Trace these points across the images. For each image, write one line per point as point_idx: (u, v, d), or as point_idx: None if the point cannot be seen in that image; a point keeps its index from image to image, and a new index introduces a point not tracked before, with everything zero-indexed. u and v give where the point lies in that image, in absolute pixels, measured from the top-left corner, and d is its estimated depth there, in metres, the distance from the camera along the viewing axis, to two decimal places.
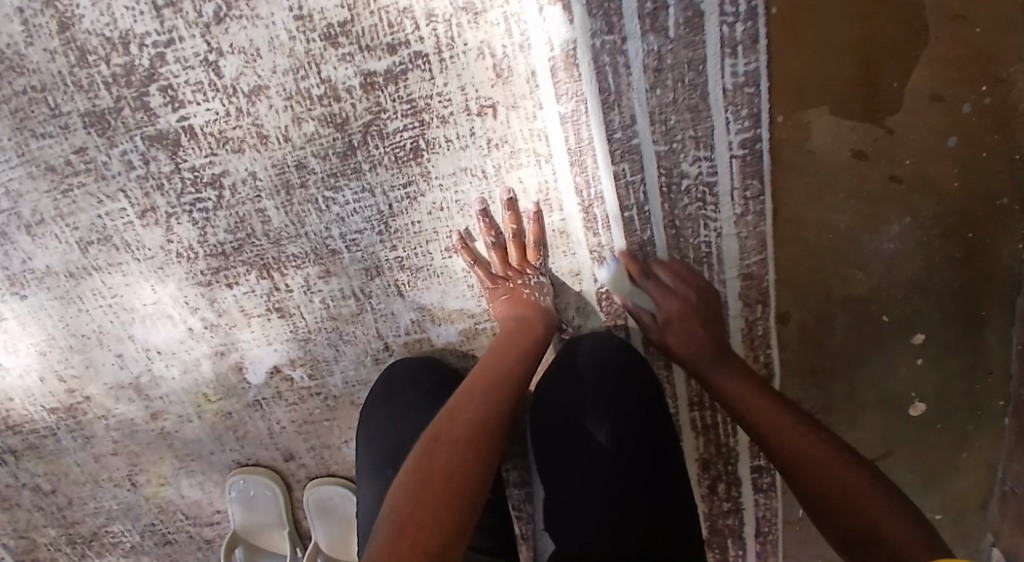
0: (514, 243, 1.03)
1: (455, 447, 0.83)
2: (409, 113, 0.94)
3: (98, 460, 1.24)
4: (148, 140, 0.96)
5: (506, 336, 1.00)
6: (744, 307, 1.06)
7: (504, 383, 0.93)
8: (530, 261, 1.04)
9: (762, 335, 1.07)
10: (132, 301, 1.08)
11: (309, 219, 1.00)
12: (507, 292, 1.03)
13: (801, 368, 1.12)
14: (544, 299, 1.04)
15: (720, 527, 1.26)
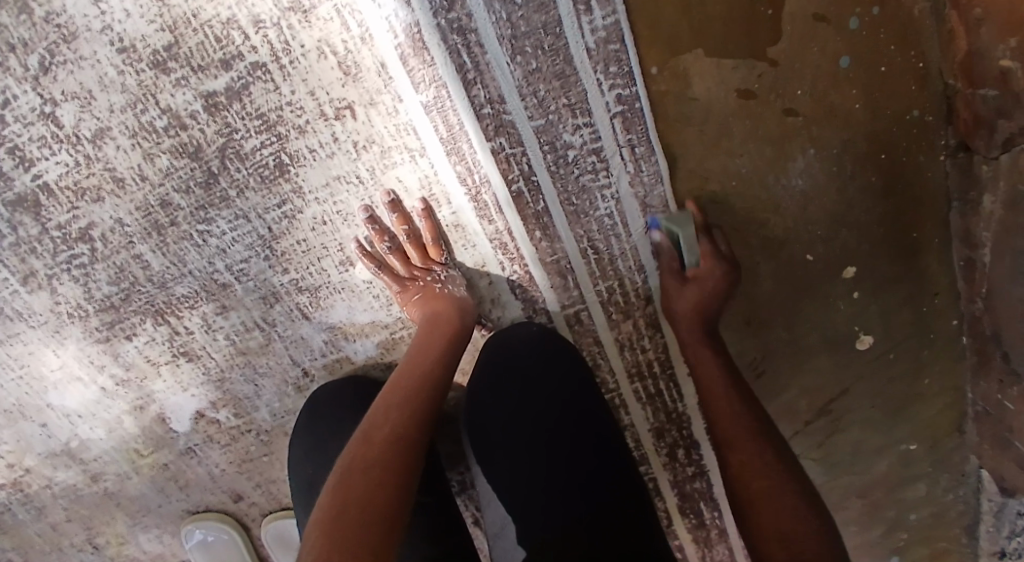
0: (414, 242, 0.98)
1: (375, 467, 0.80)
2: (262, 129, 0.89)
3: (56, 527, 1.20)
4: (10, 206, 0.92)
5: (419, 342, 0.96)
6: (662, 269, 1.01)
7: (421, 394, 0.89)
8: (434, 258, 0.99)
9: None
10: (41, 369, 1.05)
11: (190, 257, 0.96)
12: (421, 292, 0.98)
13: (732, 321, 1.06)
14: (458, 291, 1.00)
15: (689, 493, 1.18)
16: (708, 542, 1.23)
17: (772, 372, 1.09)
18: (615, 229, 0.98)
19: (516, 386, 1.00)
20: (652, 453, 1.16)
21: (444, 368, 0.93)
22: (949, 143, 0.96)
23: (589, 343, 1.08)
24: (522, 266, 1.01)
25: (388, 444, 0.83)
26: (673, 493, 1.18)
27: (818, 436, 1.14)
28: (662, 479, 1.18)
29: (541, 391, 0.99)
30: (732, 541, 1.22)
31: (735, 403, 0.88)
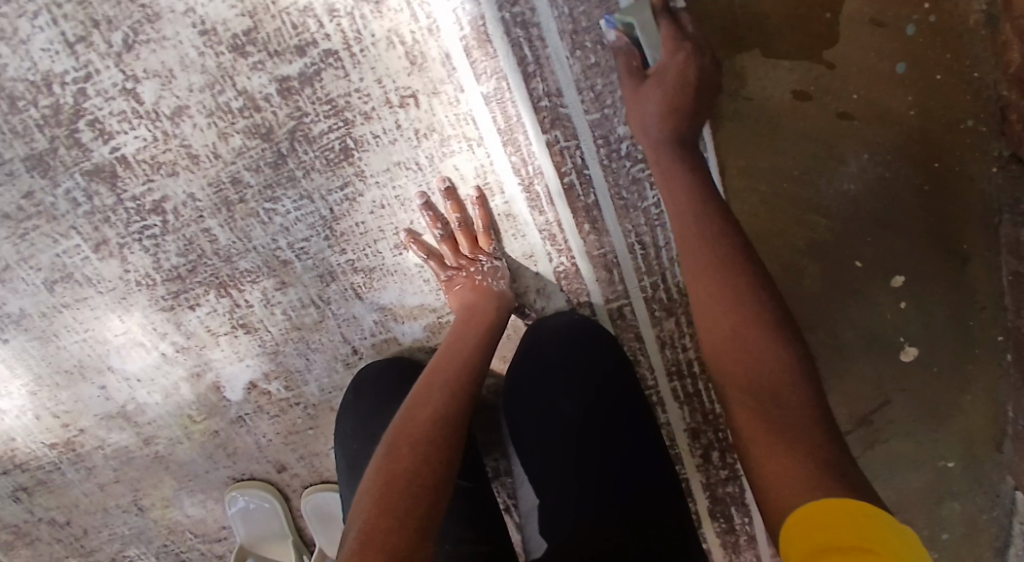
0: (464, 230, 1.01)
1: (417, 445, 0.81)
2: (331, 114, 0.94)
3: (104, 487, 1.26)
4: (88, 176, 0.98)
5: (457, 332, 0.98)
6: None
7: (459, 378, 0.91)
8: (483, 248, 1.02)
9: None
10: (104, 334, 1.10)
11: (255, 233, 1.01)
12: (463, 284, 1.02)
13: None
14: (500, 285, 1.02)
15: (721, 496, 1.20)
16: (736, 547, 1.24)
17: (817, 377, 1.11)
18: (662, 223, 1.01)
19: (553, 375, 1.03)
20: (686, 453, 1.18)
21: (480, 355, 0.95)
22: (1003, 153, 0.97)
23: (630, 338, 1.10)
24: (570, 258, 1.04)
25: (432, 425, 0.84)
26: (706, 495, 1.20)
27: (858, 445, 1.15)
28: (694, 480, 1.20)
29: (576, 381, 1.01)
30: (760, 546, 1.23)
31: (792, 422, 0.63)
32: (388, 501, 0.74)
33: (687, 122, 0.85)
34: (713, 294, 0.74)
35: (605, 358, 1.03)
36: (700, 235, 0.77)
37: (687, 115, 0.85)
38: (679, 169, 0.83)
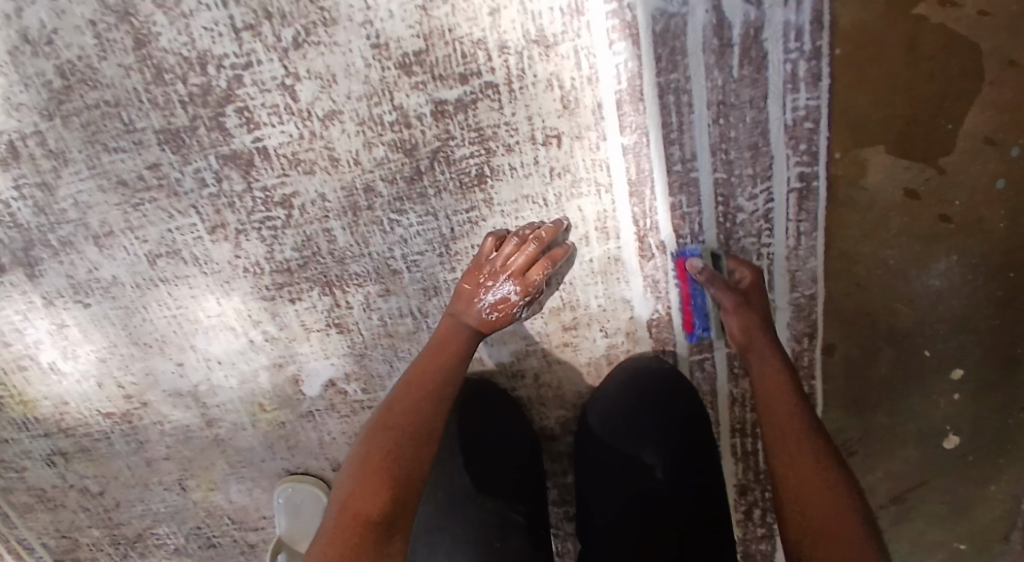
0: (526, 254, 0.96)
1: (392, 457, 0.81)
2: (476, 141, 0.98)
3: (151, 463, 1.25)
4: (222, 159, 0.99)
5: (441, 335, 0.94)
6: (792, 339, 1.12)
7: (444, 380, 0.89)
8: (530, 277, 0.96)
9: (807, 365, 1.13)
10: (196, 313, 1.10)
11: (374, 240, 1.04)
12: (481, 293, 0.96)
13: (844, 396, 1.15)
14: (491, 315, 0.96)
15: (752, 552, 1.26)
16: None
17: (866, 451, 1.18)
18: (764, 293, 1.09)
19: (634, 419, 1.05)
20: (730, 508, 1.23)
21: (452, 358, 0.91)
22: None
23: (707, 390, 1.15)
24: (666, 307, 1.09)
25: (419, 405, 0.86)
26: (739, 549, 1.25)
27: (886, 520, 1.22)
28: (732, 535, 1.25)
29: (657, 432, 1.04)
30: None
31: (818, 490, 0.76)
32: (365, 484, 0.78)
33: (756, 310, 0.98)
34: (785, 445, 0.82)
35: (686, 415, 1.05)
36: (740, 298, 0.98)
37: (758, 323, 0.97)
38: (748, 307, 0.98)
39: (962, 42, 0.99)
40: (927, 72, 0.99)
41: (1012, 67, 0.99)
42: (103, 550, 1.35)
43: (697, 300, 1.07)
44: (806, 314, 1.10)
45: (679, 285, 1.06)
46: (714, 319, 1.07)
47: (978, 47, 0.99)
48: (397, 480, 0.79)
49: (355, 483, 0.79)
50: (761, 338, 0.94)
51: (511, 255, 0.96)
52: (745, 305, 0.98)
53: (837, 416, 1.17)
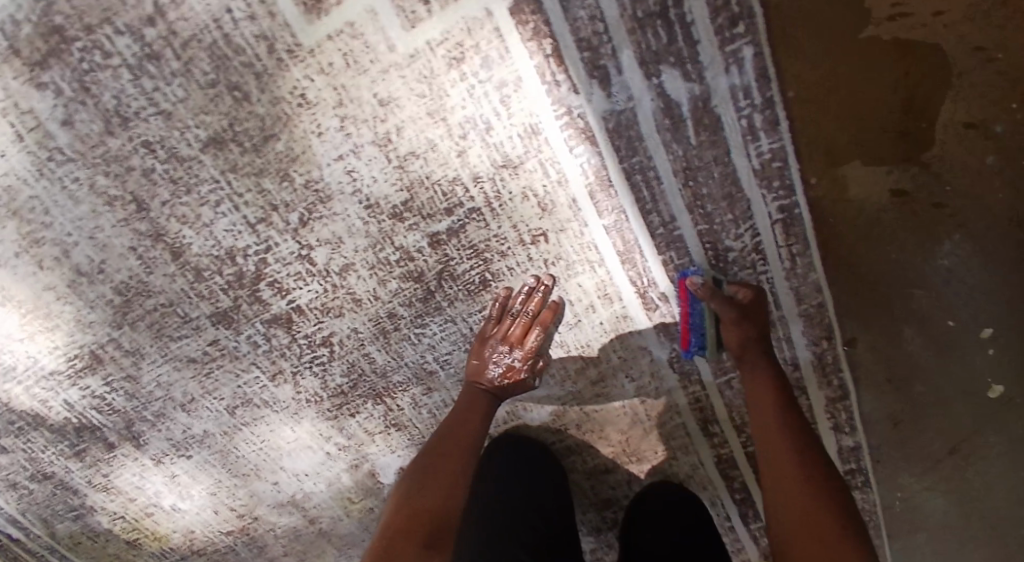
0: (523, 322, 1.11)
1: (435, 486, 0.97)
2: (472, 256, 1.09)
3: (274, 560, 1.44)
4: (266, 323, 1.13)
5: (467, 394, 1.11)
6: (810, 343, 1.16)
7: (474, 425, 1.06)
8: (530, 341, 1.11)
9: (831, 362, 1.17)
10: (278, 442, 1.27)
11: (407, 352, 1.17)
12: (490, 365, 1.11)
13: (878, 381, 1.18)
14: (501, 381, 1.11)
15: None
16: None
17: (915, 423, 1.21)
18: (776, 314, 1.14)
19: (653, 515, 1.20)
20: None
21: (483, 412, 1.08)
22: None
23: (739, 404, 1.21)
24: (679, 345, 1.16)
25: (456, 449, 1.02)
26: None
27: (952, 475, 1.24)
28: None
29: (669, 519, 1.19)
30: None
31: (805, 488, 0.89)
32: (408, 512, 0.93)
33: (753, 324, 1.04)
34: (777, 447, 0.93)
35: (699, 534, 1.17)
36: (738, 315, 1.04)
37: (751, 327, 1.04)
38: (747, 321, 1.04)
39: (917, 43, 0.98)
40: (886, 82, 1.00)
41: (978, 52, 0.98)
42: None
43: (695, 318, 1.10)
44: (818, 321, 1.14)
45: (680, 303, 1.11)
46: (713, 337, 1.09)
47: (938, 48, 0.98)
48: (439, 502, 0.95)
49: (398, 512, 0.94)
50: (754, 351, 1.04)
51: (508, 324, 1.11)
52: (744, 318, 1.04)
53: (875, 397, 1.20)
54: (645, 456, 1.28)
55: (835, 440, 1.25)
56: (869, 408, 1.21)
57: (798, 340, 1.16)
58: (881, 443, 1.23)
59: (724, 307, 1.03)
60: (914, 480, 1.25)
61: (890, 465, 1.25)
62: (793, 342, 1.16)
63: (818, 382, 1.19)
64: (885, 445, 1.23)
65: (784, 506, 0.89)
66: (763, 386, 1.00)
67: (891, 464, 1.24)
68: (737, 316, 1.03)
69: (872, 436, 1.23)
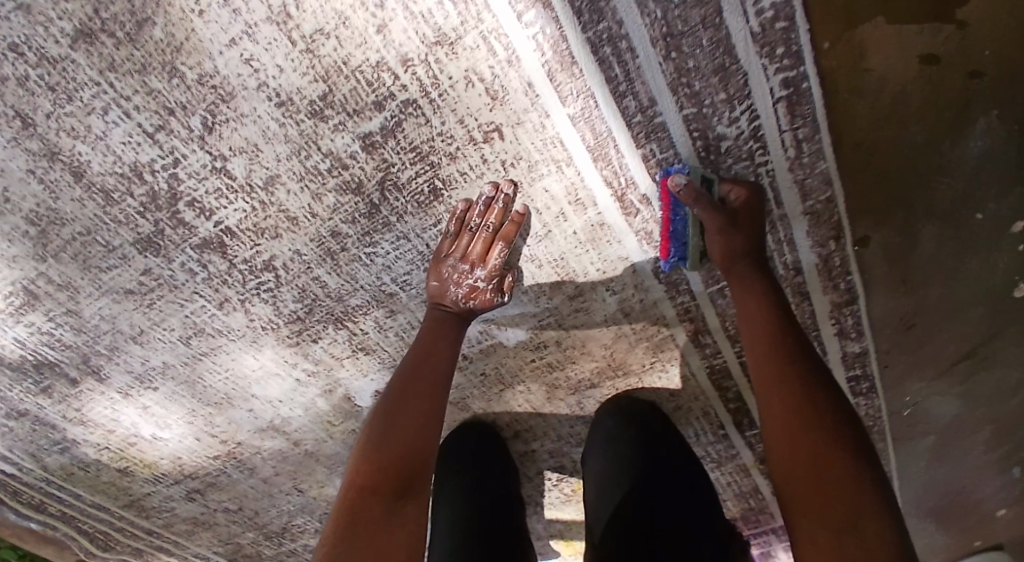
0: (484, 238, 0.96)
1: (405, 438, 0.89)
2: (416, 160, 0.92)
3: (267, 480, 1.42)
4: (198, 248, 1.02)
5: (433, 326, 1.00)
6: (814, 245, 1.01)
7: (440, 357, 0.96)
8: (492, 260, 0.97)
9: (840, 266, 1.03)
10: (243, 370, 1.19)
11: (360, 274, 1.05)
12: (454, 288, 0.99)
13: (891, 285, 1.05)
14: (472, 304, 1.00)
15: None
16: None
17: (926, 324, 1.10)
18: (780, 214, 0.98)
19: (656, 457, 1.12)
20: None
21: (452, 342, 0.99)
22: None
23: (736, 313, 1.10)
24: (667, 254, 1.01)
25: (431, 382, 0.94)
26: None
27: (957, 370, 1.17)
28: None
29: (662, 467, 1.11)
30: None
31: (810, 419, 0.80)
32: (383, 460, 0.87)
33: (745, 234, 0.93)
34: (777, 372, 0.84)
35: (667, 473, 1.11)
36: (730, 222, 0.91)
37: (742, 237, 0.92)
38: (739, 231, 0.92)
39: None
40: None
41: None
42: (263, 543, 1.60)
43: (678, 225, 0.97)
44: (827, 219, 0.97)
45: (662, 208, 0.96)
46: (696, 247, 0.97)
47: None
48: (408, 456, 0.88)
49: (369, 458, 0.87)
50: (742, 267, 0.93)
51: (469, 241, 0.96)
52: (733, 228, 0.92)
53: (886, 297, 1.07)
54: (633, 370, 1.20)
55: (840, 346, 1.15)
56: (878, 310, 1.09)
57: (801, 242, 1.01)
58: (889, 344, 1.14)
59: (712, 215, 0.90)
60: (919, 377, 1.19)
61: (896, 362, 1.17)
62: (794, 244, 1.01)
63: (823, 286, 1.06)
64: (893, 346, 1.14)
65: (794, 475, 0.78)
66: (761, 294, 0.91)
67: (897, 363, 1.17)
68: (725, 224, 0.91)
69: (879, 337, 1.13)
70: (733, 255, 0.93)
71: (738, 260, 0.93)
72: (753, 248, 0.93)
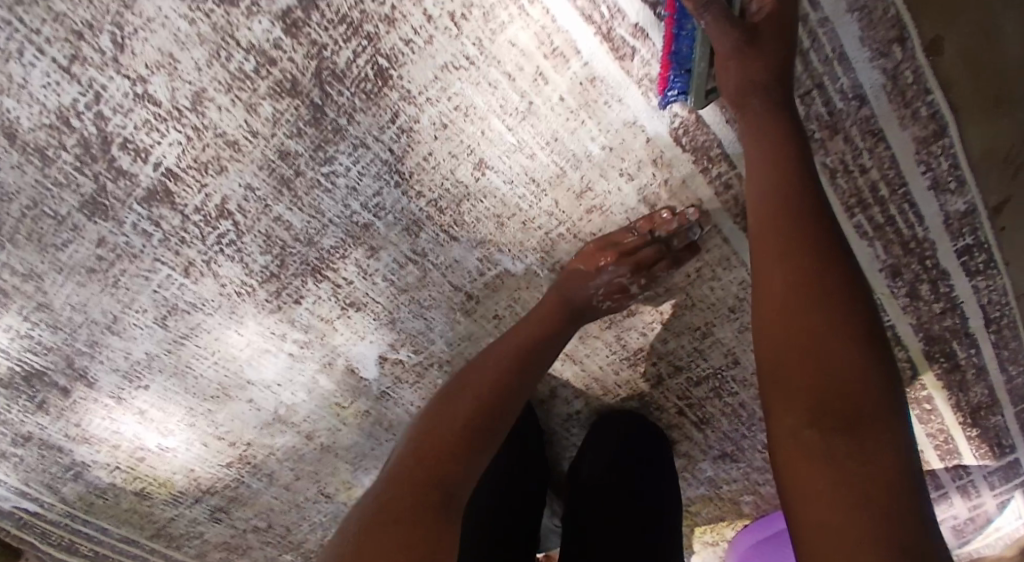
0: (637, 243, 0.90)
1: (464, 428, 0.82)
2: (350, 35, 0.77)
3: (290, 487, 1.27)
4: (145, 202, 0.89)
5: (505, 346, 0.93)
6: (874, 58, 0.82)
7: (507, 391, 0.89)
8: (637, 256, 0.91)
9: (915, 81, 0.84)
10: (231, 351, 1.05)
11: (325, 204, 0.89)
12: (589, 268, 0.92)
13: (984, 104, 0.86)
14: (601, 298, 0.95)
15: (937, 332, 1.07)
16: (961, 383, 1.14)
17: None
18: (825, 24, 0.81)
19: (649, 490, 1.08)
20: (887, 297, 1.03)
21: (523, 377, 0.91)
22: None
23: None
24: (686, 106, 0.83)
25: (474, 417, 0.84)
26: (919, 335, 1.07)
27: None
28: (901, 324, 1.06)
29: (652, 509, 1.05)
30: (991, 376, 1.13)
31: (823, 300, 0.65)
32: (416, 477, 0.74)
33: (771, 62, 0.74)
34: (795, 243, 0.68)
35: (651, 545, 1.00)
36: (750, 45, 0.73)
37: (766, 70, 0.74)
38: (763, 57, 0.73)
39: None
40: None
41: None
42: None
43: (682, 48, 0.78)
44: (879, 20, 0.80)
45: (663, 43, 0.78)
46: (700, 75, 0.78)
47: None
48: (453, 461, 0.77)
49: (399, 476, 0.75)
50: (759, 99, 0.75)
51: (610, 240, 0.92)
52: (752, 48, 0.73)
53: (984, 126, 0.87)
54: (677, 285, 1.01)
55: (939, 204, 0.93)
56: (978, 148, 0.89)
57: (858, 59, 0.82)
58: (997, 194, 0.93)
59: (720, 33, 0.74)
60: None
61: (1013, 221, 0.96)
62: (850, 64, 0.83)
63: (899, 116, 0.86)
64: (1004, 197, 0.94)
65: (797, 416, 0.62)
66: (773, 137, 0.73)
67: (1016, 220, 0.96)
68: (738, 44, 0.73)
69: (986, 188, 0.92)
70: (753, 82, 0.74)
71: (755, 91, 0.74)
72: (780, 82, 0.74)
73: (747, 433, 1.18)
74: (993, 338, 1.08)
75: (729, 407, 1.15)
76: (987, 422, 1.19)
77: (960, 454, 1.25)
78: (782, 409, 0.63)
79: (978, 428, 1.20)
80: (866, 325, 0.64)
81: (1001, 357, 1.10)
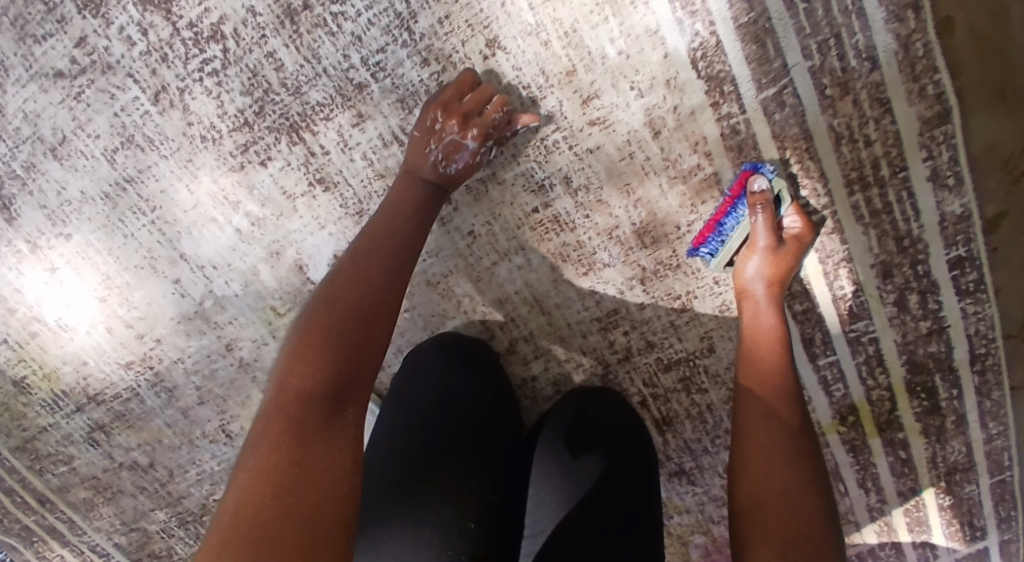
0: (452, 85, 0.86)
1: (334, 322, 0.70)
2: None
3: (189, 414, 1.09)
4: (141, 5, 0.86)
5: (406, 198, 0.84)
6: (893, 21, 0.83)
7: (396, 266, 0.77)
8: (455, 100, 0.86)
9: (923, 56, 0.84)
10: (172, 212, 0.95)
11: (323, 49, 0.88)
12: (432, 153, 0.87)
13: (987, 96, 0.85)
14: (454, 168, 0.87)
15: (922, 360, 0.98)
16: (939, 433, 1.01)
17: None
18: None
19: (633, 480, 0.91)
20: (875, 301, 0.95)
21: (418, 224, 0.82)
22: None
23: (796, 134, 0.88)
24: (707, 27, 0.84)
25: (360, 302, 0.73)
26: (902, 360, 0.98)
27: None
28: (886, 341, 0.97)
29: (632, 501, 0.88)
30: (970, 432, 1.00)
31: (784, 431, 0.79)
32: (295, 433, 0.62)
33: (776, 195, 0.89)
34: (764, 380, 0.83)
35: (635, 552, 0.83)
36: (769, 220, 0.87)
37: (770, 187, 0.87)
38: (770, 222, 0.87)
39: None
40: None
41: None
42: (174, 535, 1.19)
43: (729, 223, 0.91)
44: None
45: None
46: (731, 249, 0.92)
47: None
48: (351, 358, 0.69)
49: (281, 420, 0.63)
50: (768, 252, 0.88)
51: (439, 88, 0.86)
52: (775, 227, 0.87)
53: (985, 121, 0.86)
54: (665, 238, 0.94)
55: (936, 201, 0.89)
56: (977, 142, 0.87)
57: (874, 15, 0.83)
58: (995, 204, 0.89)
59: None
60: None
61: (1009, 241, 0.90)
62: (868, 20, 0.83)
63: (906, 89, 0.85)
64: (1003, 211, 0.89)
65: (750, 440, 0.79)
66: (759, 231, 0.87)
67: (1011, 242, 0.90)
68: None
69: (984, 193, 0.89)
70: (762, 247, 0.88)
71: (767, 267, 0.88)
72: (777, 194, 0.89)
73: (709, 448, 1.06)
74: (976, 383, 0.97)
75: (695, 408, 1.04)
76: (960, 492, 1.04)
77: (930, 529, 1.08)
78: (742, 524, 0.74)
79: (951, 496, 1.05)
80: (809, 445, 0.78)
81: (986, 412, 0.99)
